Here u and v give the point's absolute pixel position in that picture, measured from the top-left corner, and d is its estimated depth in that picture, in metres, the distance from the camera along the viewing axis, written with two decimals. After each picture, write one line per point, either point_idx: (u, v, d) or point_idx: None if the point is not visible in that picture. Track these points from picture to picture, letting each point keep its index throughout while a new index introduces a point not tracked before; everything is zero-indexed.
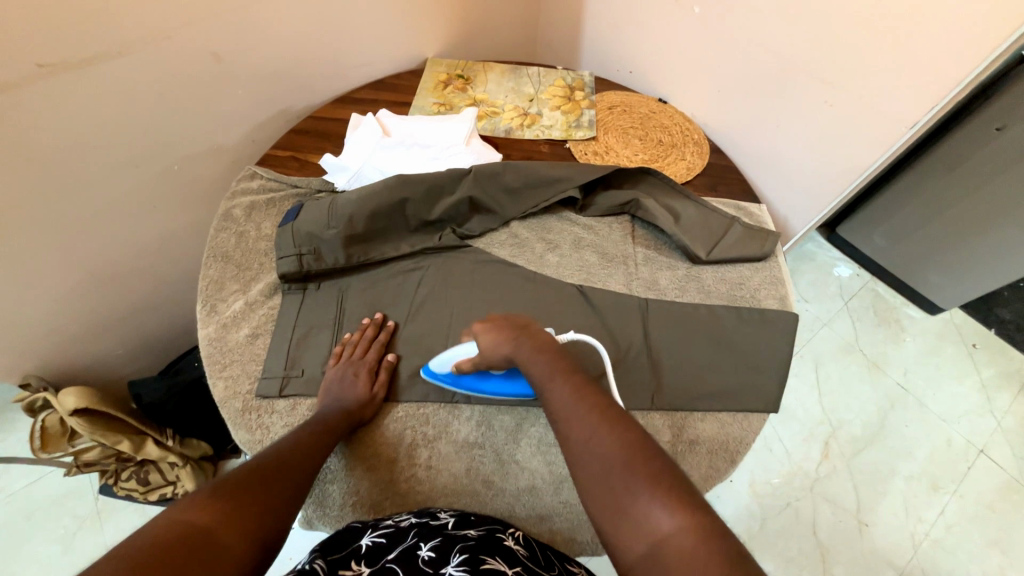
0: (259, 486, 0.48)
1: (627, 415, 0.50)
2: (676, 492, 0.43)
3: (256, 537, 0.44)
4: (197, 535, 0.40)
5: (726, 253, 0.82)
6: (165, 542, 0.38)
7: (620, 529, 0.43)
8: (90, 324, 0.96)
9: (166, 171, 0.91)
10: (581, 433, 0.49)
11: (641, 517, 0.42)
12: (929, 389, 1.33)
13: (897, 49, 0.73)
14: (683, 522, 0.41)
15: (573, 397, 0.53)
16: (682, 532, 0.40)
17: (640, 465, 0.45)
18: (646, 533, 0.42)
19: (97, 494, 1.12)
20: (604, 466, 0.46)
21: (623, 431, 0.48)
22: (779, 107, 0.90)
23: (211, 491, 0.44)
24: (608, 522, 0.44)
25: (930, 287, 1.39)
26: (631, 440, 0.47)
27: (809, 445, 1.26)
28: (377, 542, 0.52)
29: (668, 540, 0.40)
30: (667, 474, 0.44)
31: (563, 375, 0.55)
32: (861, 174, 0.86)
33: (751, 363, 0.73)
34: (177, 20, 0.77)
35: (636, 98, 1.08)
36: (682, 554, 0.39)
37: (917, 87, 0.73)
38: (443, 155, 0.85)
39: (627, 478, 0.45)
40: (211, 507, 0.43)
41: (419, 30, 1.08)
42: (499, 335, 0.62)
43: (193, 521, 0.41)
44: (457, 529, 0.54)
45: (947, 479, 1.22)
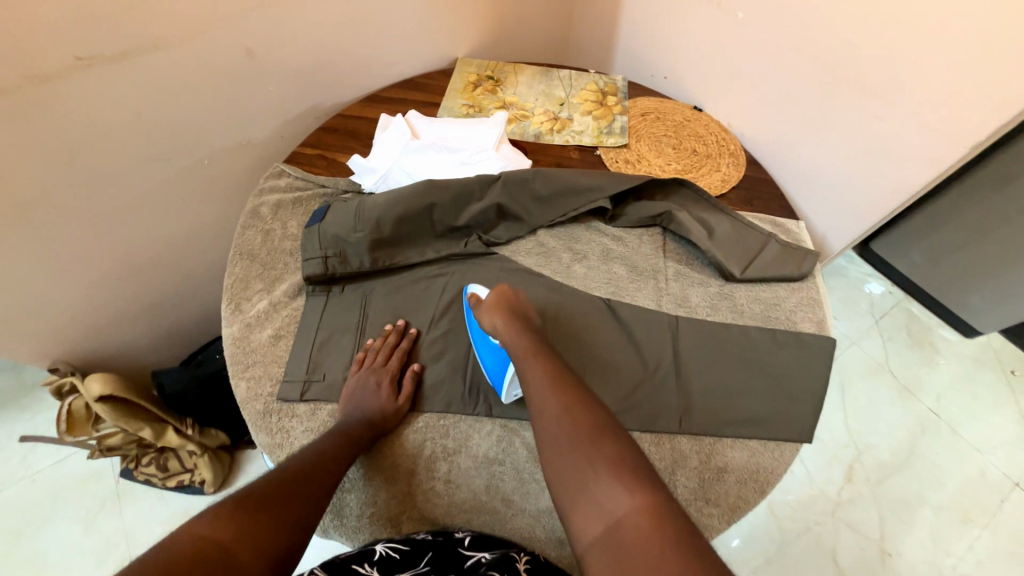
0: (281, 503, 0.48)
1: (597, 403, 0.56)
2: (634, 476, 0.49)
3: (271, 559, 0.44)
4: (214, 553, 0.41)
5: (762, 272, 0.79)
6: (184, 558, 0.39)
7: (581, 508, 0.49)
8: (118, 312, 0.98)
9: (196, 165, 0.91)
10: (553, 419, 0.54)
11: (601, 498, 0.48)
12: (962, 417, 1.27)
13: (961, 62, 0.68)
14: (639, 503, 0.47)
15: (550, 384, 0.58)
16: (638, 512, 0.46)
17: (606, 451, 0.51)
18: (604, 513, 0.48)
19: (117, 477, 1.14)
20: (573, 451, 0.52)
21: (591, 419, 0.54)
22: (823, 121, 0.86)
23: (235, 507, 0.45)
24: (570, 501, 0.50)
25: (969, 309, 1.32)
26: (598, 427, 0.53)
27: (832, 468, 1.21)
28: (392, 555, 0.53)
29: (625, 518, 0.46)
30: (628, 460, 0.50)
31: (540, 362, 0.60)
32: (908, 194, 0.82)
33: (784, 389, 0.70)
34: (212, 14, 0.77)
35: (670, 104, 1.05)
36: (636, 531, 0.45)
37: (986, 100, 0.68)
38: (472, 159, 0.83)
39: (592, 462, 0.50)
40: (233, 520, 0.44)
41: (450, 29, 1.06)
42: (492, 323, 0.66)
43: (214, 536, 0.42)
44: (470, 559, 0.54)
45: (979, 512, 1.16)
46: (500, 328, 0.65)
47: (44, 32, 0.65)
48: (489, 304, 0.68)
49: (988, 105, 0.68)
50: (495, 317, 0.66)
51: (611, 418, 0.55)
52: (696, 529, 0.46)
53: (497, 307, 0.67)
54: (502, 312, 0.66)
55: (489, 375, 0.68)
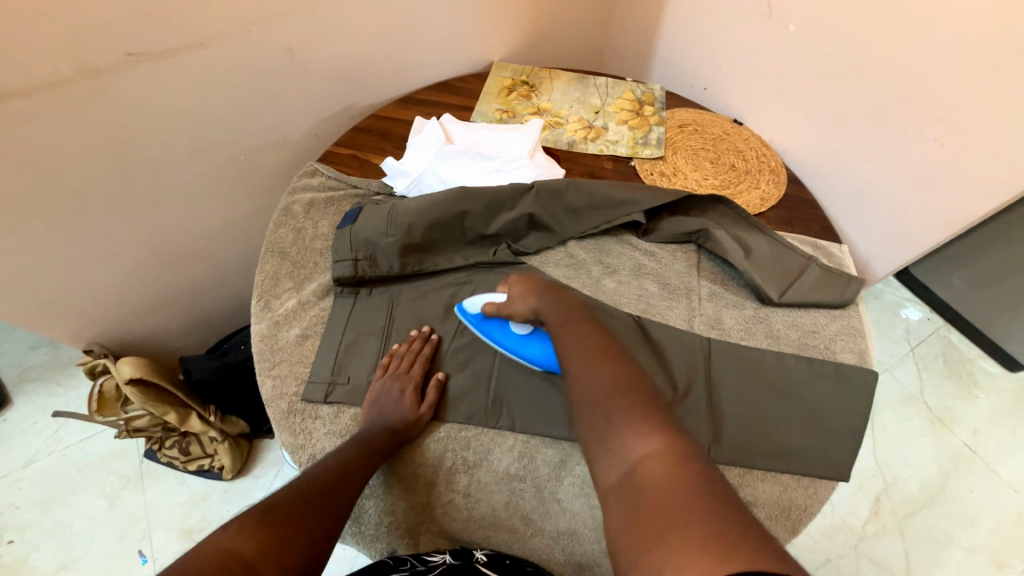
0: (304, 517, 0.48)
1: (626, 361, 0.55)
2: (651, 423, 0.47)
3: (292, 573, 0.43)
4: (235, 566, 0.40)
5: (801, 296, 0.76)
6: (207, 567, 0.39)
7: (600, 457, 0.48)
8: (151, 299, 1.00)
9: (233, 160, 0.92)
10: (579, 372, 0.54)
11: (619, 446, 0.47)
12: (1001, 455, 1.21)
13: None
14: (656, 449, 0.45)
15: (581, 343, 0.57)
16: (653, 457, 0.44)
17: (624, 402, 0.50)
18: (621, 460, 0.46)
19: (141, 457, 1.17)
20: (592, 403, 0.51)
21: (611, 372, 0.53)
22: (875, 141, 0.82)
23: (259, 520, 0.45)
24: (591, 451, 0.49)
25: (1014, 341, 1.25)
26: (618, 380, 0.52)
27: (857, 499, 1.16)
28: None
29: (641, 465, 0.44)
30: (646, 410, 0.49)
31: (567, 325, 0.61)
32: (962, 224, 0.78)
33: (818, 422, 0.67)
34: (257, 14, 0.78)
35: (709, 117, 1.02)
36: (651, 476, 0.43)
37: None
38: (505, 167, 0.82)
39: (609, 413, 0.49)
40: (256, 533, 0.44)
41: (487, 32, 1.05)
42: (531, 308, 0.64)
43: (237, 550, 0.42)
44: None
45: (1015, 557, 1.09)
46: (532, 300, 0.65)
47: (97, 28, 0.67)
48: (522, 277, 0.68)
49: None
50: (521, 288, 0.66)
51: (634, 372, 0.53)
52: (717, 477, 0.42)
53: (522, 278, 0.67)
54: (529, 282, 0.66)
55: (540, 364, 0.67)
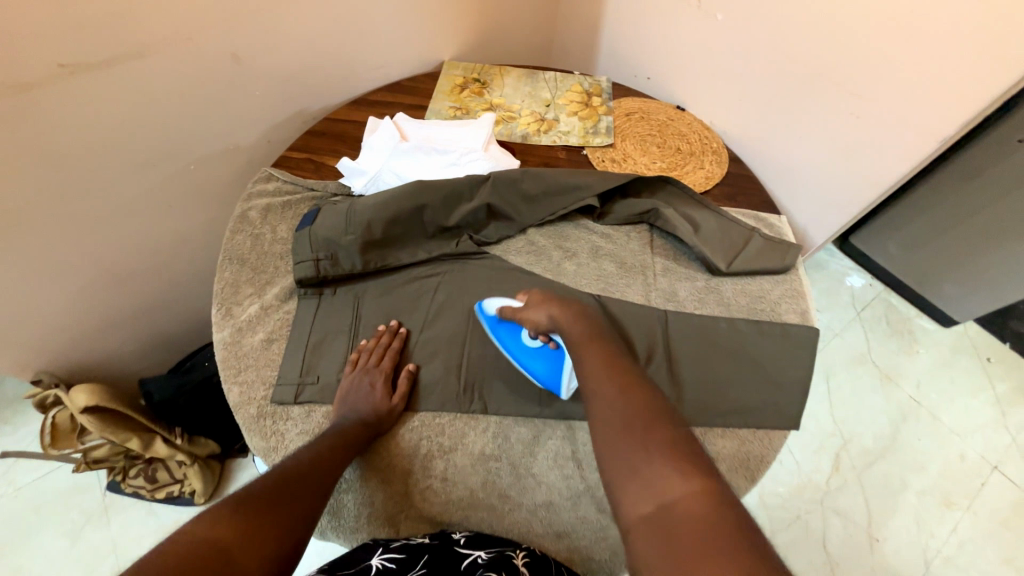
0: (279, 506, 0.49)
1: (654, 392, 0.54)
2: (689, 462, 0.46)
3: (270, 560, 0.44)
4: (214, 553, 0.41)
5: (747, 265, 0.81)
6: (186, 557, 0.39)
7: (628, 486, 0.46)
8: (105, 321, 0.96)
9: (183, 171, 0.90)
10: (606, 400, 0.53)
11: (650, 479, 0.45)
12: (942, 403, 1.31)
13: (940, 62, 0.71)
14: (693, 489, 0.43)
15: (604, 366, 0.57)
16: (693, 496, 0.43)
17: (662, 436, 0.48)
18: (656, 494, 0.44)
19: (104, 490, 1.12)
20: (625, 430, 0.50)
21: (646, 404, 0.52)
22: (803, 117, 0.89)
23: (233, 510, 0.45)
24: (618, 479, 0.47)
25: (945, 298, 1.36)
26: (651, 413, 0.51)
27: (820, 457, 1.24)
28: (388, 564, 0.52)
29: (678, 502, 0.43)
30: (684, 446, 0.47)
31: (594, 349, 0.60)
32: (882, 188, 0.86)
33: (770, 378, 0.72)
34: (198, 19, 0.76)
35: (653, 105, 1.07)
36: (686, 515, 0.42)
37: (964, 96, 0.71)
38: (461, 161, 0.84)
39: (645, 445, 0.48)
40: (231, 522, 0.44)
41: (435, 31, 1.07)
42: (547, 315, 0.65)
43: (215, 540, 0.42)
44: (468, 558, 0.55)
45: (960, 495, 1.20)
46: (557, 317, 0.64)
47: (26, 39, 0.64)
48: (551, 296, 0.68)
49: (966, 100, 0.71)
50: (546, 307, 0.66)
51: (667, 405, 0.52)
52: (754, 528, 0.41)
53: (538, 299, 0.67)
54: (558, 302, 0.66)
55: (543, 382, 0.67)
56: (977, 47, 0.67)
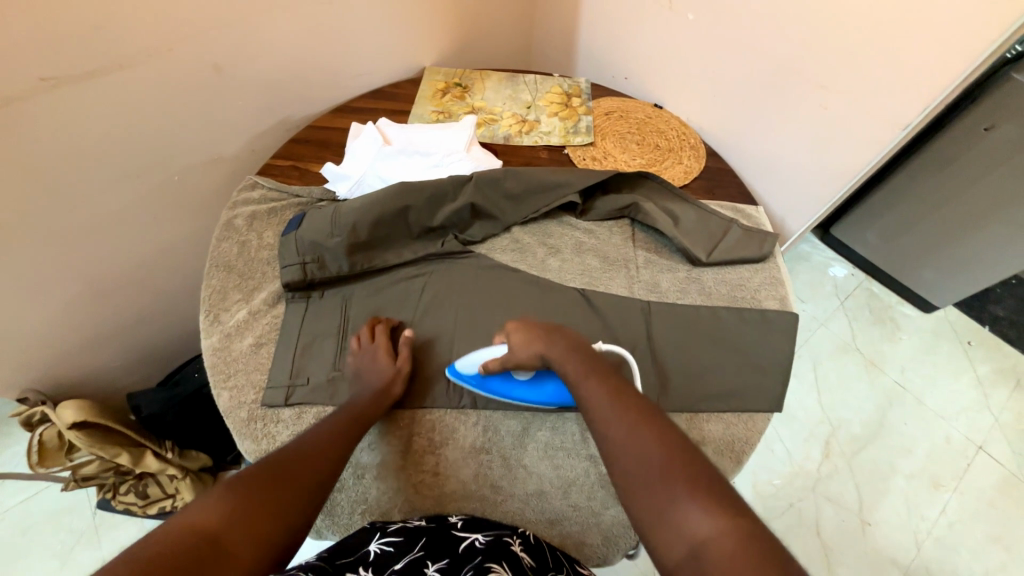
0: (275, 487, 0.50)
1: (665, 422, 0.53)
2: (712, 497, 0.45)
3: (265, 543, 0.46)
4: (200, 540, 0.43)
5: (726, 255, 0.83)
6: (174, 547, 0.41)
7: (661, 530, 0.46)
8: (91, 336, 0.96)
9: (167, 182, 0.91)
10: (617, 439, 0.52)
11: (680, 519, 0.45)
12: (926, 387, 1.34)
13: (899, 53, 0.73)
14: (724, 526, 0.43)
15: (611, 399, 0.55)
16: (723, 535, 0.42)
17: (684, 472, 0.48)
18: (687, 536, 0.44)
19: (95, 508, 1.11)
20: (643, 472, 0.49)
21: (661, 439, 0.50)
22: (775, 111, 0.92)
23: (225, 492, 0.47)
24: (648, 522, 0.47)
25: (924, 284, 1.40)
26: (668, 447, 0.50)
27: (810, 444, 1.26)
28: (386, 550, 0.54)
29: (711, 542, 0.42)
30: (704, 479, 0.47)
31: (596, 380, 0.58)
32: (853, 177, 0.88)
33: (753, 364, 0.74)
34: (178, 31, 0.77)
35: (632, 103, 1.09)
36: (724, 556, 0.41)
37: (922, 86, 0.73)
38: (444, 162, 0.85)
39: (669, 483, 0.47)
40: (222, 505, 0.46)
41: (415, 38, 1.08)
42: (536, 353, 0.63)
43: (205, 526, 0.44)
44: (464, 541, 0.56)
45: (947, 476, 1.22)
46: (548, 351, 0.63)
47: (6, 56, 0.65)
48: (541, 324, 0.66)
49: (924, 90, 0.73)
50: (538, 339, 0.64)
51: (679, 436, 0.51)
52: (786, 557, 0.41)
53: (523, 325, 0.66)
54: (550, 334, 0.64)
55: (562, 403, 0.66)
56: (933, 37, 0.70)
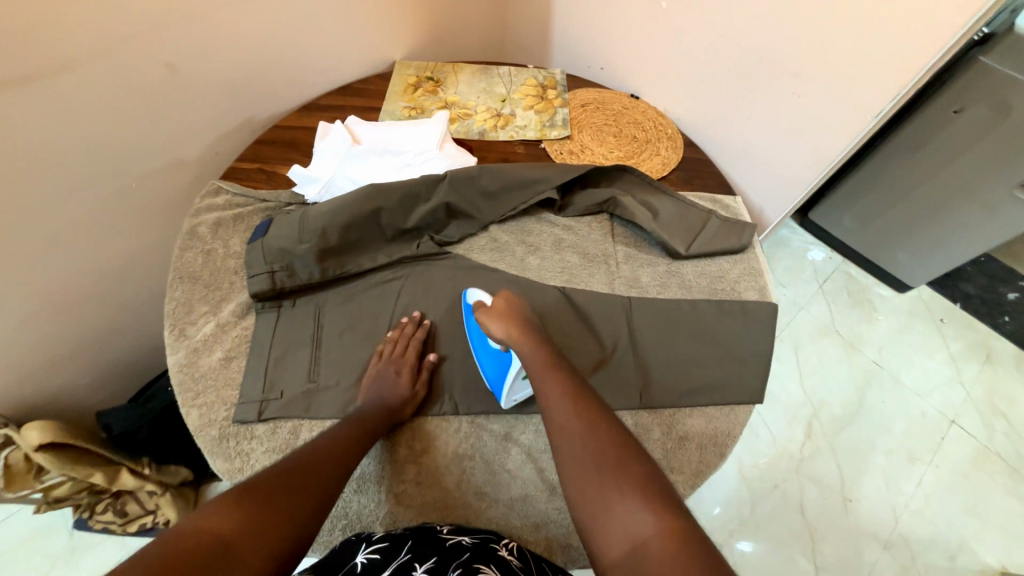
0: (286, 495, 0.48)
1: (618, 423, 0.55)
2: (656, 498, 0.47)
3: (270, 552, 0.44)
4: (212, 546, 0.41)
5: (705, 247, 0.83)
6: (178, 550, 0.40)
7: (604, 525, 0.47)
8: (53, 355, 0.91)
9: (124, 189, 0.86)
10: (572, 435, 0.53)
11: (624, 516, 0.47)
12: (902, 365, 1.38)
13: (872, 38, 0.73)
14: (665, 526, 0.45)
15: (569, 395, 0.57)
16: (661, 535, 0.44)
17: (632, 473, 0.49)
18: (628, 533, 0.46)
19: (71, 529, 1.07)
20: (596, 470, 0.50)
21: (615, 441, 0.52)
22: (750, 100, 0.91)
23: (236, 499, 0.46)
24: (592, 517, 0.48)
25: (898, 265, 1.42)
26: (621, 447, 0.51)
27: (793, 426, 1.29)
28: (372, 559, 0.52)
29: (651, 541, 0.44)
30: (651, 482, 0.49)
31: (557, 377, 0.59)
32: (829, 163, 0.88)
33: (734, 355, 0.74)
34: (126, 28, 0.73)
35: (608, 94, 1.08)
36: (661, 554, 0.43)
37: (892, 71, 0.73)
38: (417, 161, 0.83)
39: (617, 483, 0.49)
40: (233, 513, 0.44)
41: (383, 30, 1.05)
42: (505, 335, 0.64)
43: (215, 531, 0.42)
44: (451, 541, 0.55)
45: (923, 451, 1.26)
46: (516, 340, 0.63)
47: None
48: (504, 311, 0.67)
49: (895, 76, 0.73)
50: (505, 328, 0.65)
51: (630, 437, 0.53)
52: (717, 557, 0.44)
53: (501, 312, 0.67)
54: (517, 326, 0.65)
55: (489, 381, 0.68)
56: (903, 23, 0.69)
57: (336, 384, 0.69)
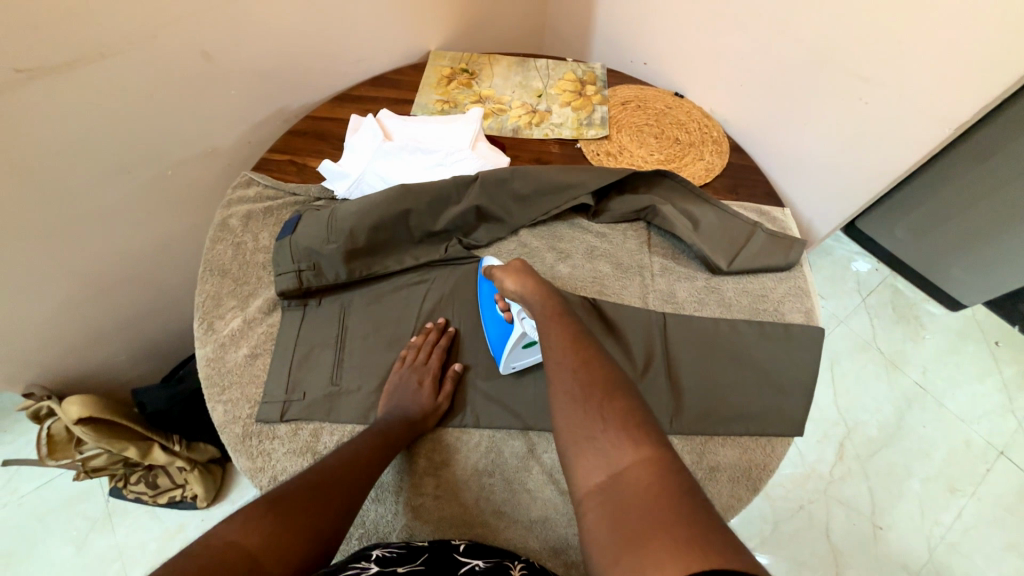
0: (311, 509, 0.48)
1: (611, 362, 0.51)
2: (640, 430, 0.44)
3: (296, 566, 0.43)
4: (244, 565, 0.41)
5: (748, 263, 0.78)
6: (207, 559, 0.39)
7: (584, 455, 0.44)
8: (91, 336, 0.93)
9: (160, 176, 0.86)
10: (562, 369, 0.50)
11: (604, 446, 0.44)
12: (948, 388, 1.29)
13: (957, 44, 0.65)
14: (644, 456, 0.42)
15: (565, 335, 0.54)
16: (642, 465, 0.41)
17: (618, 406, 0.46)
18: (607, 463, 0.43)
19: (107, 496, 1.11)
20: (582, 401, 0.47)
21: (603, 376, 0.49)
22: (810, 105, 0.84)
23: (265, 511, 0.45)
24: (573, 447, 0.45)
25: (952, 282, 1.32)
26: (610, 382, 0.48)
27: (824, 446, 1.22)
28: (389, 555, 0.52)
29: (629, 471, 0.41)
30: (637, 415, 0.45)
31: (556, 322, 0.57)
32: (894, 177, 0.81)
33: (773, 382, 0.70)
34: (161, 14, 0.72)
35: (651, 92, 1.02)
36: (638, 484, 0.40)
37: (980, 75, 0.65)
38: (447, 160, 0.80)
39: (600, 413, 0.46)
40: (265, 528, 0.44)
41: (419, 19, 1.01)
42: (514, 285, 0.63)
43: (244, 545, 0.42)
44: (465, 565, 0.53)
45: (965, 482, 1.18)
46: (528, 290, 0.62)
47: None
48: (512, 267, 0.66)
49: (982, 80, 0.65)
50: (515, 277, 0.64)
51: (623, 375, 0.50)
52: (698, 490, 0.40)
53: (517, 267, 0.65)
54: (524, 273, 0.64)
55: (491, 345, 0.69)
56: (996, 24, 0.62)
57: (358, 389, 0.68)
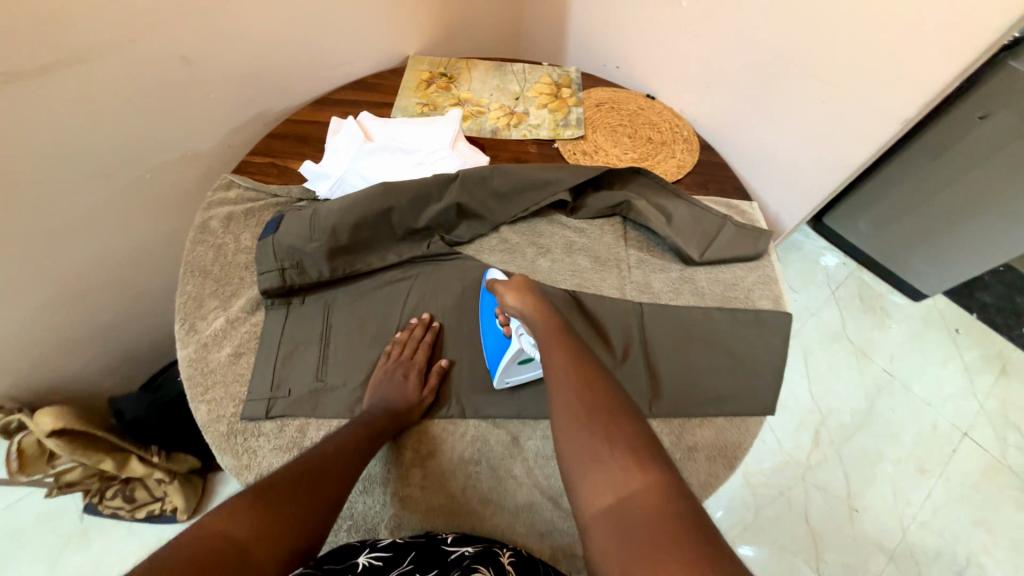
0: (300, 499, 0.49)
1: (614, 385, 0.53)
2: (645, 455, 0.46)
3: (284, 558, 0.44)
4: (226, 545, 0.41)
5: (719, 254, 0.81)
6: (199, 551, 0.39)
7: (591, 478, 0.46)
8: (66, 345, 0.91)
9: (139, 180, 0.86)
10: (567, 392, 0.52)
11: (611, 470, 0.45)
12: (914, 374, 1.35)
13: (901, 45, 0.71)
14: (650, 481, 0.44)
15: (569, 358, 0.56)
16: (647, 490, 0.43)
17: (622, 429, 0.48)
18: (614, 487, 0.44)
19: (81, 512, 1.08)
20: (587, 425, 0.49)
21: (608, 399, 0.51)
22: (772, 104, 0.89)
23: (251, 501, 0.46)
24: (580, 470, 0.47)
25: (913, 273, 1.39)
26: (615, 407, 0.50)
27: (800, 434, 1.27)
28: (375, 564, 0.50)
29: (635, 495, 0.43)
30: (642, 440, 0.47)
31: (557, 343, 0.58)
32: (851, 171, 0.86)
33: (746, 366, 0.73)
34: (139, 20, 0.72)
35: (624, 94, 1.06)
36: (645, 508, 0.42)
37: (922, 76, 0.71)
38: (428, 160, 0.82)
39: (607, 437, 0.47)
40: (252, 519, 0.44)
41: (397, 24, 1.03)
42: (514, 304, 0.64)
43: (233, 536, 0.42)
44: (454, 553, 0.54)
45: (933, 462, 1.24)
46: (529, 309, 0.63)
47: None
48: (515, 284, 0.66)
49: (924, 80, 0.71)
50: (517, 294, 0.64)
51: (626, 399, 0.51)
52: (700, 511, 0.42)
53: (518, 284, 0.66)
54: (525, 290, 0.65)
55: (488, 359, 0.69)
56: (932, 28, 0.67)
57: (343, 385, 0.69)
